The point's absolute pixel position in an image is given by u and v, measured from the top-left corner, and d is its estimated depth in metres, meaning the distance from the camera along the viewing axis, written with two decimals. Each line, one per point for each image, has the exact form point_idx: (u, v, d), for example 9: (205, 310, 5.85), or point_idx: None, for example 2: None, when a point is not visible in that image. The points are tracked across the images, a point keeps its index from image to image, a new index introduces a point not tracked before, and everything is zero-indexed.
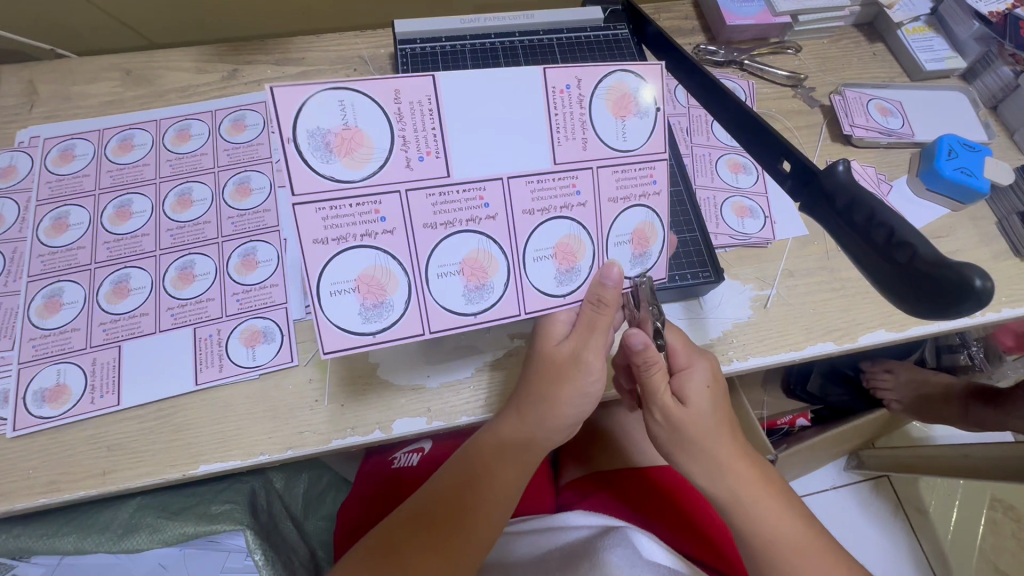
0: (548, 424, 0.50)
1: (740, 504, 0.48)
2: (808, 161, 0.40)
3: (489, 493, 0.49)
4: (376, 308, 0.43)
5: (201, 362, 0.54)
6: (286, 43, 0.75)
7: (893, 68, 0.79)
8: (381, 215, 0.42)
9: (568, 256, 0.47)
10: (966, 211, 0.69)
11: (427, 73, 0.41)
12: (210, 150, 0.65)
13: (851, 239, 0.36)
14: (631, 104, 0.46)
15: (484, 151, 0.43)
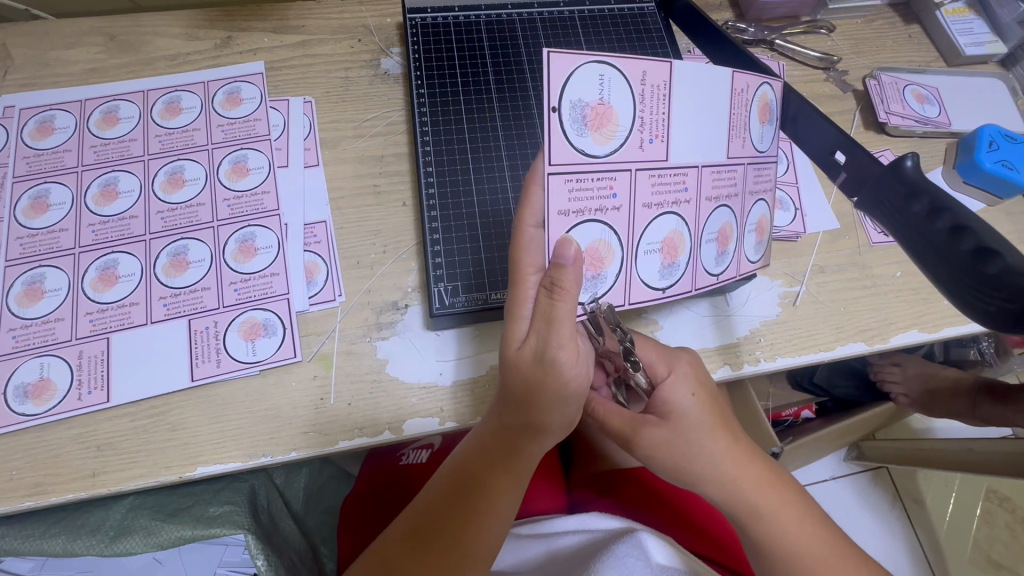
0: (529, 427, 0.43)
1: (758, 516, 0.45)
2: (866, 155, 0.37)
3: (489, 496, 0.44)
4: (596, 280, 0.44)
5: (197, 356, 0.51)
6: (284, 10, 0.69)
7: (929, 52, 0.75)
8: (614, 191, 0.42)
9: (672, 250, 0.46)
10: (1001, 205, 0.66)
11: (668, 62, 0.41)
12: (203, 125, 0.60)
13: (921, 242, 0.33)
14: (771, 114, 0.47)
15: (694, 142, 0.43)
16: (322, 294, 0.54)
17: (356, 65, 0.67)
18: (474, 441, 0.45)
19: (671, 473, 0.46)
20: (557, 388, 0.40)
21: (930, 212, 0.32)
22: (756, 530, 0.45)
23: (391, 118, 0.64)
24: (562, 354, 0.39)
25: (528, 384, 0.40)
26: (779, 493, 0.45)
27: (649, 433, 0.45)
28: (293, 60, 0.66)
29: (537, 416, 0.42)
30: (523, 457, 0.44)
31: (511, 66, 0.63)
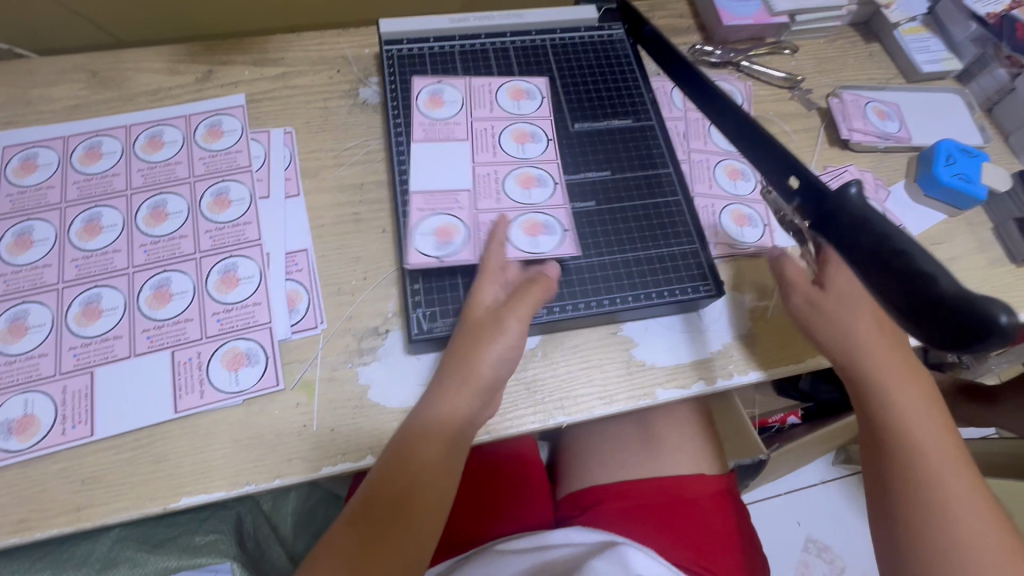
0: (466, 404, 0.48)
1: (879, 381, 0.51)
2: (815, 181, 0.39)
3: (432, 506, 0.47)
4: (445, 244, 0.55)
5: (181, 388, 0.51)
6: (264, 43, 0.71)
7: (889, 69, 0.78)
8: (462, 204, 0.58)
9: (535, 227, 0.57)
10: (963, 216, 0.68)
11: (464, 81, 0.64)
12: (185, 159, 0.62)
13: (871, 267, 0.35)
14: (526, 92, 0.65)
15: (516, 138, 0.62)
16: (304, 322, 0.55)
17: (335, 95, 0.69)
18: (420, 422, 0.48)
19: (849, 350, 0.52)
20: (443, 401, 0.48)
21: (878, 239, 0.34)
22: (871, 391, 0.51)
23: (370, 146, 0.65)
24: (514, 322, 0.50)
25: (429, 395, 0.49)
26: (908, 374, 0.52)
27: (825, 303, 0.52)
28: (272, 92, 0.68)
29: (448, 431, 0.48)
30: (464, 434, 0.49)
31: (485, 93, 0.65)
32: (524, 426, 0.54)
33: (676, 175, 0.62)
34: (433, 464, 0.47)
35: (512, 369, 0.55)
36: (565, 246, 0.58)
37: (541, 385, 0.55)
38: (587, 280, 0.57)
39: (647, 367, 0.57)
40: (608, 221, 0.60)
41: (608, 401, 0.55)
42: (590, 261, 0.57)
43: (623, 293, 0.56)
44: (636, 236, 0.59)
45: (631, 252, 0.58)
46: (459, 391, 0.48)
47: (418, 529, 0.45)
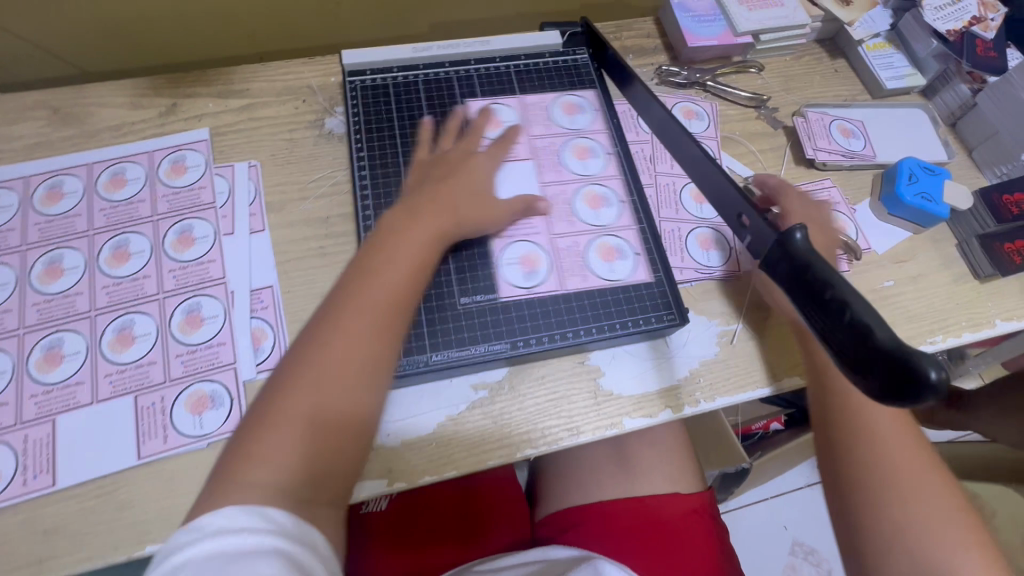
0: (382, 305, 0.47)
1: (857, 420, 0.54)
2: (765, 222, 0.40)
3: (359, 399, 0.45)
4: (534, 273, 0.59)
5: (144, 433, 0.51)
6: (228, 73, 0.71)
7: (854, 85, 0.78)
8: (535, 222, 0.61)
9: (607, 253, 0.60)
10: (928, 233, 0.68)
11: (512, 96, 0.67)
12: (148, 196, 0.61)
13: (814, 313, 0.35)
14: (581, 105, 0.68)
15: (580, 156, 0.65)
16: (269, 360, 0.55)
17: (301, 126, 0.68)
18: (345, 325, 0.46)
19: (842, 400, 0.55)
20: (364, 299, 0.47)
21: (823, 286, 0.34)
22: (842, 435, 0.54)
23: (336, 178, 0.65)
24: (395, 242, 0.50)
25: (341, 300, 0.47)
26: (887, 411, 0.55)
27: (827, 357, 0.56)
28: (237, 125, 0.68)
29: (374, 325, 0.47)
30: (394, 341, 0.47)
31: (450, 123, 0.65)
32: (490, 460, 0.54)
33: (640, 201, 0.63)
34: (359, 354, 0.45)
35: (478, 403, 0.56)
36: (530, 278, 0.58)
37: (507, 419, 0.55)
38: (553, 312, 0.57)
39: (614, 396, 0.57)
40: (571, 250, 0.60)
41: (573, 432, 0.55)
42: (554, 293, 0.58)
43: (587, 325, 0.57)
44: (600, 265, 0.60)
45: (595, 283, 0.59)
46: (386, 288, 0.48)
47: (349, 415, 0.44)
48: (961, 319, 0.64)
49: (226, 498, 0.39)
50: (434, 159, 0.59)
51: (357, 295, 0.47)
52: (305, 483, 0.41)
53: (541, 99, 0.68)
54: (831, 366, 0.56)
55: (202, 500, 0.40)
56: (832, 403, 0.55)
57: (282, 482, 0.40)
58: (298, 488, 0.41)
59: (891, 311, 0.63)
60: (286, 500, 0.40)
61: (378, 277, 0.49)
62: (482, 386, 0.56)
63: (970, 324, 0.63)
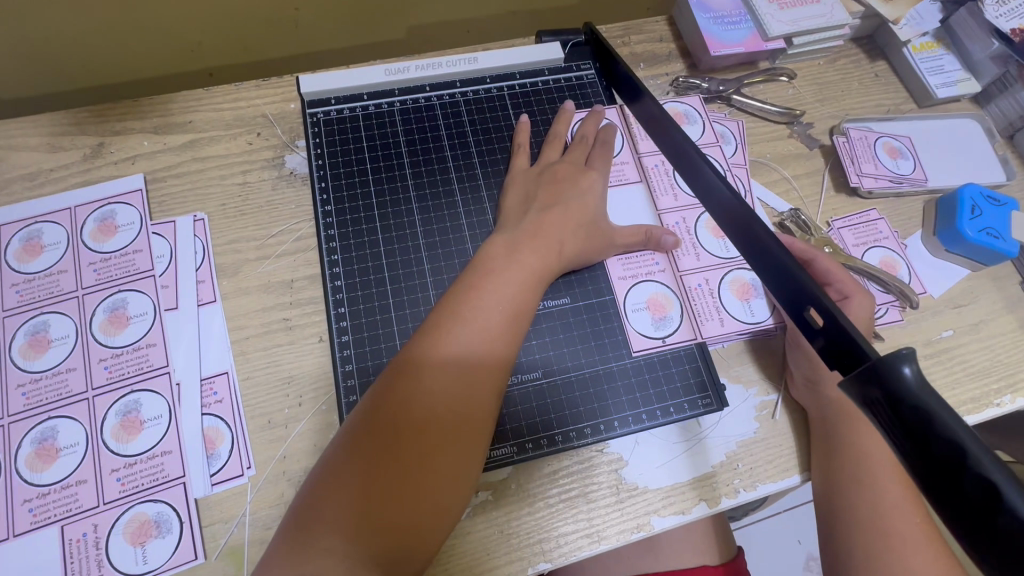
0: (467, 339, 0.41)
1: (878, 527, 0.43)
2: (847, 326, 0.31)
3: (446, 451, 0.38)
4: (664, 321, 0.53)
5: (74, 575, 0.42)
6: (166, 102, 0.59)
7: (898, 93, 0.68)
8: (655, 259, 0.55)
9: (659, 307, 0.53)
10: (988, 270, 0.60)
11: (617, 106, 0.60)
12: (71, 265, 0.51)
13: (939, 493, 0.25)
14: (688, 118, 0.62)
15: (656, 178, 0.57)
16: (226, 469, 0.46)
17: (255, 165, 0.57)
18: (433, 363, 0.40)
19: (861, 494, 0.44)
20: (454, 335, 0.41)
21: (954, 460, 0.25)
22: (861, 542, 0.43)
23: (300, 232, 0.54)
24: (506, 267, 0.45)
25: (420, 338, 0.41)
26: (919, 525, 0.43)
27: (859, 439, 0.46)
28: (178, 167, 0.56)
29: (463, 364, 0.40)
30: (481, 381, 0.41)
31: (433, 162, 0.56)
32: None
33: (662, 255, 0.55)
34: (456, 398, 0.40)
35: (481, 509, 0.47)
36: (540, 360, 0.50)
37: (514, 528, 0.46)
38: (566, 400, 0.49)
39: (641, 491, 0.48)
40: (583, 322, 0.52)
41: (595, 541, 0.46)
42: (566, 376, 0.50)
43: (608, 417, 0.49)
44: (619, 340, 0.52)
45: (615, 361, 0.51)
46: (480, 321, 0.42)
47: (440, 470, 0.38)
48: None
49: (294, 564, 0.33)
50: (538, 171, 0.53)
51: (444, 329, 0.41)
52: (384, 545, 0.35)
53: (540, 123, 0.59)
54: (860, 453, 0.46)
55: (269, 562, 0.34)
56: (850, 498, 0.45)
57: (347, 543, 0.34)
58: (371, 554, 0.34)
59: (951, 369, 0.55)
60: (358, 567, 0.34)
61: (472, 309, 0.42)
62: (484, 487, 0.47)
63: None
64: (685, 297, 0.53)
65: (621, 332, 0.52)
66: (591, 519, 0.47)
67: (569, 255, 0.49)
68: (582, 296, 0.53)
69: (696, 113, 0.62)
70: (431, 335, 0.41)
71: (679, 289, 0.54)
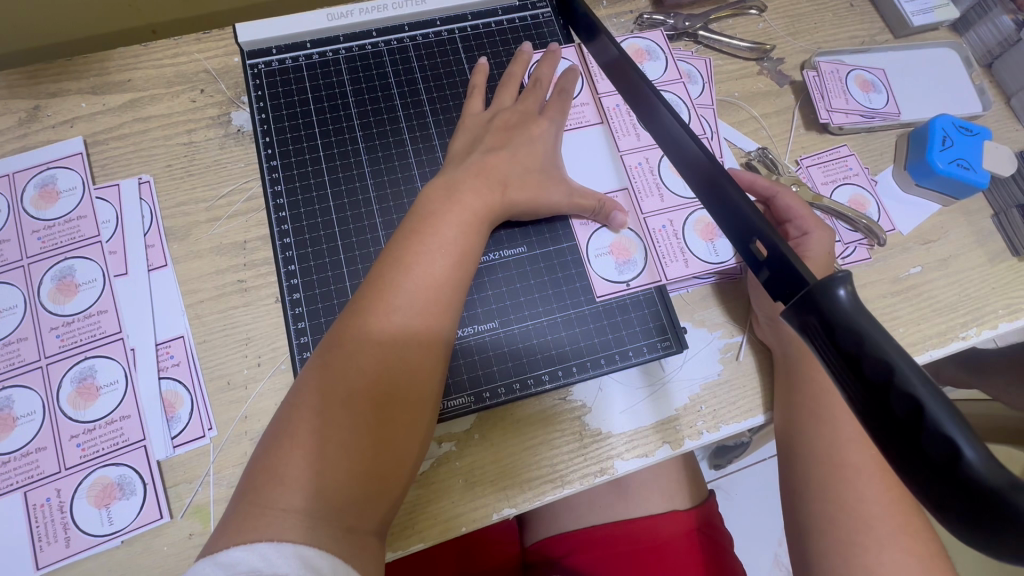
0: (410, 288, 0.40)
1: (834, 460, 0.43)
2: (789, 253, 0.30)
3: (397, 404, 0.38)
4: (627, 265, 0.52)
5: (41, 538, 0.42)
6: (102, 59, 0.56)
7: (874, 23, 0.65)
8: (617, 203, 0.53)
9: (623, 251, 0.52)
10: (959, 204, 0.58)
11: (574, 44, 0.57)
12: (13, 234, 0.49)
13: (871, 417, 0.24)
14: (647, 54, 0.59)
15: (616, 118, 0.55)
16: (187, 431, 0.46)
17: (200, 124, 0.54)
18: (377, 316, 0.39)
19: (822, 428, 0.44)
20: (398, 291, 0.40)
21: (883, 380, 0.24)
22: (819, 475, 0.43)
23: (250, 191, 0.52)
24: (447, 211, 0.44)
25: (364, 296, 0.40)
26: (875, 457, 0.43)
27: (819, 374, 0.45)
28: (120, 128, 0.54)
29: (410, 318, 0.40)
30: (427, 331, 0.40)
31: (381, 112, 0.53)
32: (462, 527, 0.46)
33: (622, 197, 0.53)
34: (403, 351, 0.39)
35: (445, 459, 0.47)
36: (497, 310, 0.50)
37: (478, 476, 0.47)
38: (524, 348, 0.49)
39: (604, 436, 0.48)
40: (541, 270, 0.51)
41: (560, 484, 0.47)
42: (524, 326, 0.50)
43: (567, 364, 0.49)
44: (577, 288, 0.51)
45: (572, 309, 0.51)
46: (424, 274, 0.41)
47: (394, 423, 0.38)
48: (999, 307, 0.55)
49: (251, 526, 0.33)
50: (491, 115, 0.51)
51: (389, 285, 0.40)
52: (345, 499, 0.35)
53: (495, 67, 0.56)
54: (821, 390, 0.45)
55: (225, 525, 0.34)
56: (809, 435, 0.45)
57: (305, 501, 0.34)
58: (331, 509, 0.34)
59: (918, 305, 0.54)
60: (318, 524, 0.34)
61: (416, 263, 0.41)
62: (447, 438, 0.47)
63: (1009, 313, 0.55)
64: (648, 240, 0.52)
65: (581, 279, 0.51)
66: (556, 460, 0.48)
67: (518, 198, 0.47)
68: (539, 245, 0.52)
69: (658, 48, 0.60)
70: (374, 292, 0.40)
71: (642, 231, 0.52)
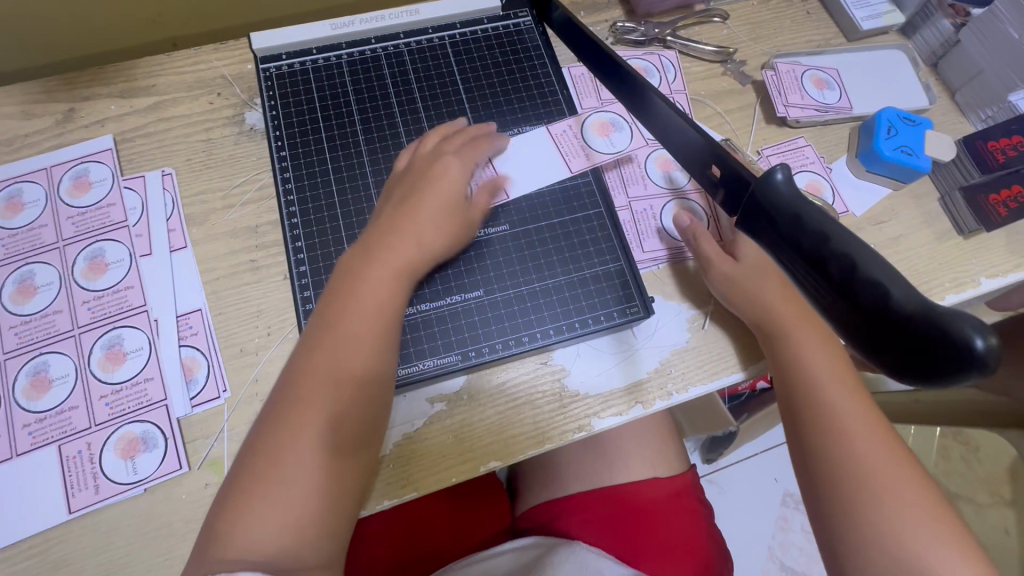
0: (363, 339, 0.44)
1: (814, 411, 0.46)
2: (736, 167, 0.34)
3: (349, 452, 0.42)
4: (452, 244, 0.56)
5: (73, 485, 0.47)
6: (131, 67, 0.62)
7: (829, 28, 0.71)
8: (585, 195, 0.59)
9: None
10: (908, 189, 0.64)
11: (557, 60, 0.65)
12: (51, 220, 0.55)
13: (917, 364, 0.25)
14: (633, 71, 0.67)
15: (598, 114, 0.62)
16: (204, 393, 0.51)
17: (217, 123, 0.61)
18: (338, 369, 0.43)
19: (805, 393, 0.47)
20: (332, 343, 0.43)
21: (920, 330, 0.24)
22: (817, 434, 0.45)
23: (262, 181, 0.58)
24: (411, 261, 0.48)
25: (316, 353, 0.43)
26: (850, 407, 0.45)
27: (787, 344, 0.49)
28: (145, 127, 0.60)
29: (348, 364, 0.43)
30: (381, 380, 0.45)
31: (379, 109, 0.60)
32: (451, 478, 0.50)
33: (596, 183, 0.59)
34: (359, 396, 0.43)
35: (437, 417, 0.52)
36: (482, 280, 0.55)
37: (466, 434, 0.51)
38: (506, 314, 0.54)
39: (582, 396, 0.53)
40: (522, 247, 0.56)
41: (541, 440, 0.52)
42: (506, 294, 0.55)
43: (545, 328, 0.54)
44: (554, 261, 0.56)
45: (550, 280, 0.56)
46: (354, 326, 0.44)
47: (341, 460, 0.42)
48: (945, 281, 0.60)
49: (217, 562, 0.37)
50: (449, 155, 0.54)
51: (324, 341, 0.43)
52: (318, 531, 0.40)
53: (482, 69, 0.63)
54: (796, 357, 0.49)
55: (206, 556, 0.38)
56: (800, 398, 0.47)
57: (281, 539, 0.39)
58: (305, 540, 0.39)
59: None
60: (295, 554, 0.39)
61: (354, 325, 0.44)
62: (438, 398, 0.52)
63: (954, 286, 0.60)
64: (632, 220, 0.60)
65: (555, 253, 0.57)
66: (540, 433, 0.52)
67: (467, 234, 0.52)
68: (520, 223, 0.57)
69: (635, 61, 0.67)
70: (324, 346, 0.43)
71: (628, 213, 0.60)
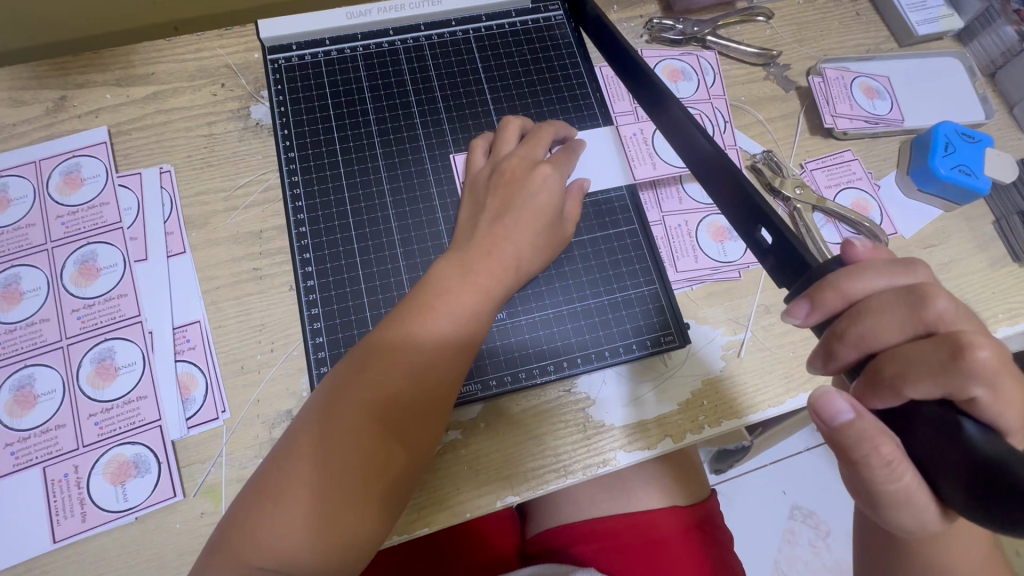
0: (423, 339, 0.41)
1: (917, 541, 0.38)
2: (786, 240, 0.38)
3: (389, 460, 0.38)
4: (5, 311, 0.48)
5: (59, 512, 0.44)
6: (128, 53, 0.57)
7: (879, 32, 0.66)
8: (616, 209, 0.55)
9: (91, 273, 0.50)
10: (961, 210, 0.59)
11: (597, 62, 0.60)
12: (39, 219, 0.51)
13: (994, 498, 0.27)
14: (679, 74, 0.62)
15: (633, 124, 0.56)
16: (201, 413, 0.47)
17: (220, 117, 0.56)
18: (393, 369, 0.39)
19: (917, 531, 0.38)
20: (406, 347, 0.40)
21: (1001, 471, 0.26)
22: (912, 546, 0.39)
23: (268, 182, 0.54)
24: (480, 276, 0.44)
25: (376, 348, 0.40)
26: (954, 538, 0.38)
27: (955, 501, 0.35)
28: (143, 119, 0.56)
29: (416, 371, 0.40)
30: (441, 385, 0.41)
31: (397, 108, 0.55)
32: (466, 512, 0.47)
33: (630, 197, 0.55)
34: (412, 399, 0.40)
35: (451, 446, 0.48)
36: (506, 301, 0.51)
37: (483, 465, 0.48)
38: (531, 339, 0.50)
39: (608, 428, 0.49)
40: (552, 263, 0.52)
41: (563, 475, 0.48)
42: (530, 318, 0.51)
43: (572, 355, 0.50)
44: (582, 283, 0.52)
45: (578, 301, 0.52)
46: (434, 335, 0.41)
47: (385, 474, 0.38)
48: (999, 310, 0.56)
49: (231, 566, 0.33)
50: (492, 169, 0.50)
51: (395, 340, 0.40)
52: (340, 542, 0.36)
53: (508, 67, 0.58)
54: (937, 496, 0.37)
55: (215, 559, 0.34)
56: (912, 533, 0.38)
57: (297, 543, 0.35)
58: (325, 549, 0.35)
59: None
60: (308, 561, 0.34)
61: (427, 325, 0.41)
62: (453, 426, 0.48)
63: (1009, 316, 0.55)
64: (665, 236, 0.55)
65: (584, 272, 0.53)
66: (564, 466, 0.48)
67: (518, 242, 0.46)
68: None
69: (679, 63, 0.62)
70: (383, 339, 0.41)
71: (661, 228, 0.56)
